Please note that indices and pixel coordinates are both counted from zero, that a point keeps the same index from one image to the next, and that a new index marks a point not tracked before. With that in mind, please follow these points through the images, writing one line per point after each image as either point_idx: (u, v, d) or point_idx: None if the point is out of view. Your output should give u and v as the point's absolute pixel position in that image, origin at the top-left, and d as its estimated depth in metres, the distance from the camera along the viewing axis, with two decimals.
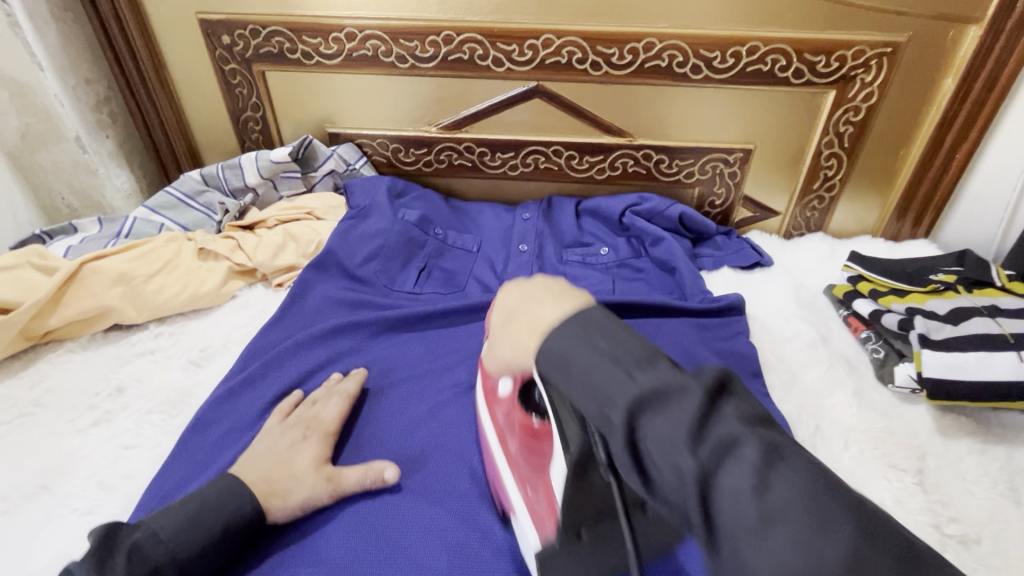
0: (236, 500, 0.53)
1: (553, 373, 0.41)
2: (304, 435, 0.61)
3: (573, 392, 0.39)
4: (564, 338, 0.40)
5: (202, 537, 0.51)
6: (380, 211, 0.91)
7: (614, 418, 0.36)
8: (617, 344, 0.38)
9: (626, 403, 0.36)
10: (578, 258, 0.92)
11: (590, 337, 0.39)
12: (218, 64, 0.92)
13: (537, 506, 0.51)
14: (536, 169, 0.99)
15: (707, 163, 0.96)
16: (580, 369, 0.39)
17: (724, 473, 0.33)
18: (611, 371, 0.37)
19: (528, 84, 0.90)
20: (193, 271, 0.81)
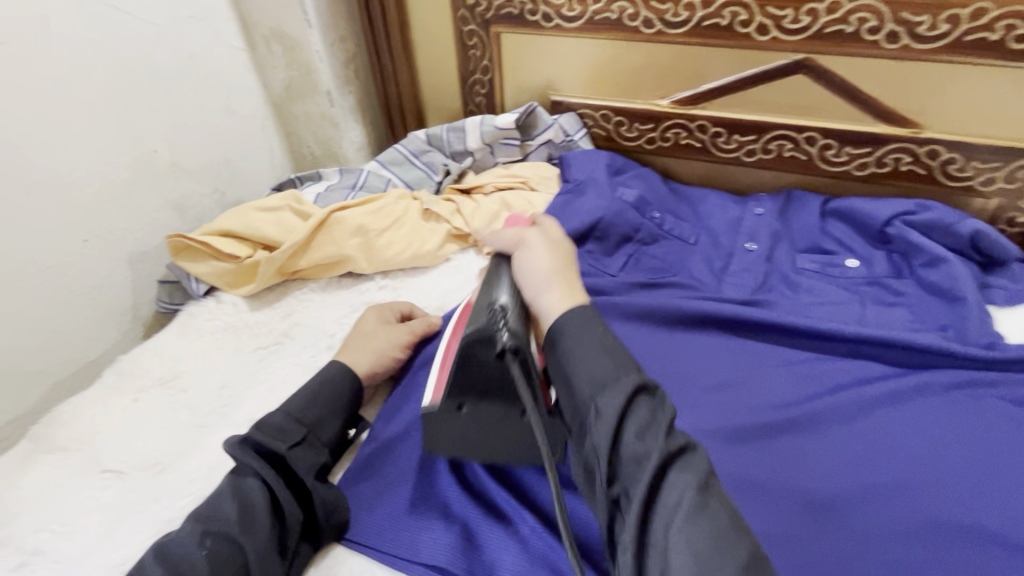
0: (342, 372, 0.60)
1: (557, 334, 0.48)
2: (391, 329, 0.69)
3: (568, 366, 0.46)
4: (574, 314, 0.49)
5: (304, 390, 0.57)
6: (597, 188, 0.86)
7: (594, 394, 0.44)
8: (614, 345, 0.47)
9: (603, 381, 0.44)
10: (818, 267, 0.78)
11: (593, 323, 0.48)
12: (457, 25, 0.93)
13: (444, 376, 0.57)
14: (778, 157, 0.86)
15: (1020, 169, 0.75)
16: (583, 356, 0.46)
17: (670, 487, 0.39)
18: (602, 363, 0.45)
19: (794, 56, 0.76)
20: (418, 230, 0.83)
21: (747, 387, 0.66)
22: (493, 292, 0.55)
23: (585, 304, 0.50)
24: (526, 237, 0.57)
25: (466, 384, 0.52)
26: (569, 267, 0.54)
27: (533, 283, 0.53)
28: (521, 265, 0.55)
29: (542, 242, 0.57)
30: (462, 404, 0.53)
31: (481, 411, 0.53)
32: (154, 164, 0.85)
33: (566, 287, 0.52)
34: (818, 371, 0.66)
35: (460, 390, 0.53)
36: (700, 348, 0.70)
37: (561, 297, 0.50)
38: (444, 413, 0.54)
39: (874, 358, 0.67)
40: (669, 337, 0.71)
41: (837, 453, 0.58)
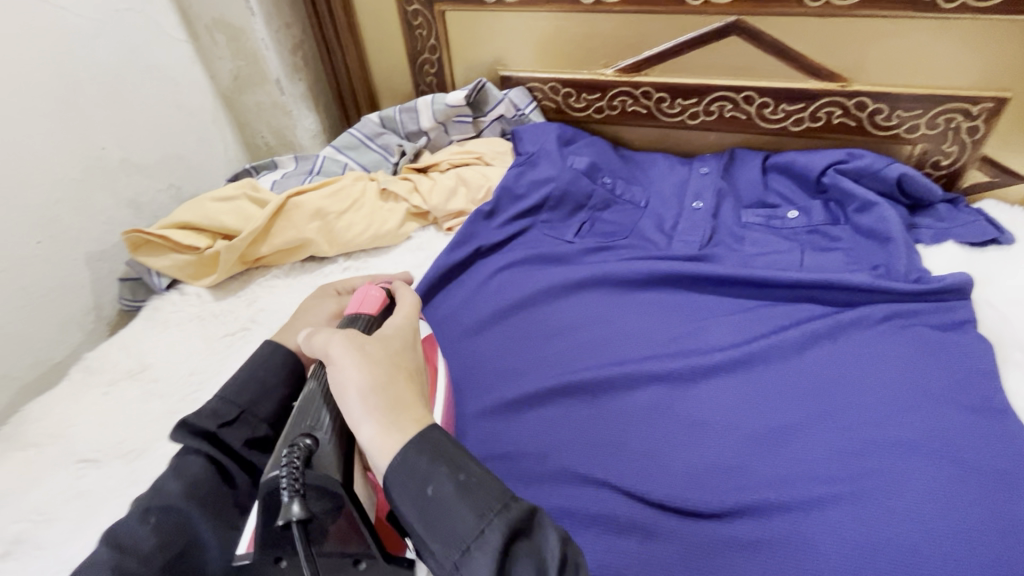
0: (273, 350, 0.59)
1: (396, 490, 0.40)
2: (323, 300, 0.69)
3: (414, 522, 0.40)
4: (403, 462, 0.40)
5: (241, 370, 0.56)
6: (549, 158, 0.89)
7: (458, 563, 0.37)
8: (459, 469, 0.40)
9: (467, 543, 0.38)
10: (761, 220, 0.82)
11: (435, 464, 0.40)
12: (401, 5, 0.93)
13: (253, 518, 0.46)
14: (720, 118, 0.89)
15: (940, 115, 0.80)
16: (443, 512, 0.39)
17: None
18: (461, 513, 0.39)
19: (727, 19, 0.80)
20: (377, 211, 0.85)
21: (696, 336, 0.70)
22: (312, 413, 0.47)
23: (427, 428, 0.42)
24: (329, 349, 0.46)
25: (278, 525, 0.42)
26: (394, 370, 0.45)
27: (348, 410, 0.43)
28: (334, 382, 0.44)
29: (352, 353, 0.45)
30: (279, 559, 0.44)
31: (300, 567, 0.44)
32: (103, 161, 0.85)
33: (388, 420, 0.42)
34: (761, 316, 0.71)
35: (280, 544, 0.43)
36: (652, 304, 0.74)
37: (382, 426, 0.42)
38: (262, 565, 0.44)
39: (813, 300, 0.72)
40: (623, 296, 0.76)
41: (780, 386, 0.63)
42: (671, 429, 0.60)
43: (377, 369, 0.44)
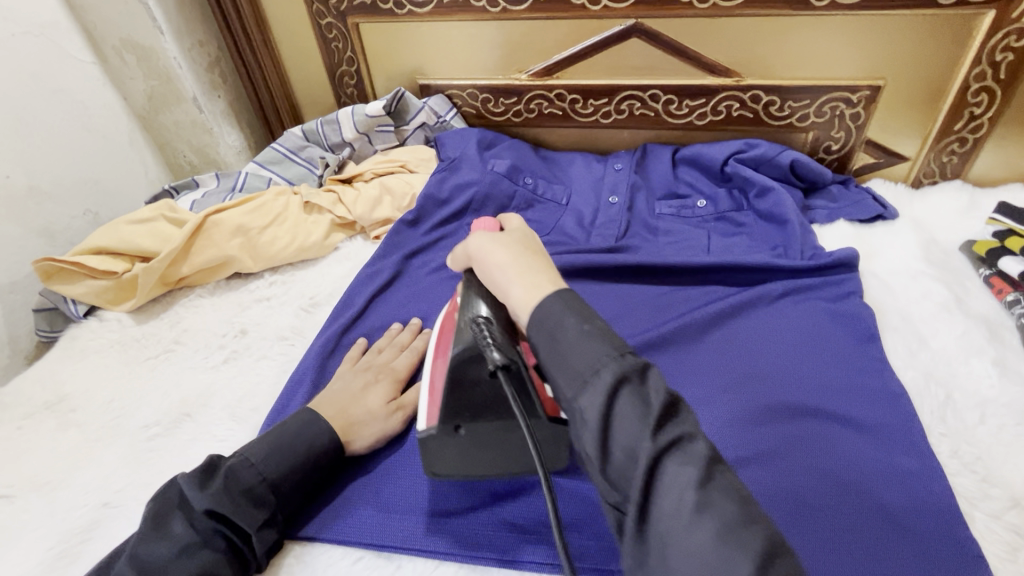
0: (315, 427, 0.58)
1: (533, 331, 0.43)
2: (376, 378, 0.65)
3: (543, 357, 0.42)
4: (540, 310, 0.44)
5: (285, 456, 0.55)
6: (471, 163, 0.91)
7: (574, 392, 0.39)
8: (590, 318, 0.42)
9: (585, 374, 0.39)
10: (673, 210, 0.87)
11: (568, 310, 0.43)
12: (314, 19, 0.94)
13: (433, 384, 0.54)
14: (631, 116, 0.94)
15: (826, 103, 0.87)
16: (567, 352, 0.41)
17: (633, 438, 0.36)
18: (585, 351, 0.40)
19: (626, 22, 0.84)
20: (301, 224, 0.86)
21: (614, 324, 0.74)
22: (468, 303, 0.53)
23: (565, 290, 0.45)
24: (468, 247, 0.55)
25: (459, 410, 0.51)
26: (534, 253, 0.51)
27: (501, 286, 0.50)
28: (485, 272, 0.52)
29: (495, 241, 0.53)
30: (458, 427, 0.51)
31: (477, 431, 0.51)
32: (9, 191, 0.82)
33: (528, 275, 0.48)
34: (674, 301, 0.75)
35: (456, 408, 0.51)
36: None
37: (526, 288, 0.47)
38: (442, 437, 0.51)
39: (719, 282, 0.77)
40: None
41: (690, 365, 0.67)
42: None
43: (513, 255, 0.50)
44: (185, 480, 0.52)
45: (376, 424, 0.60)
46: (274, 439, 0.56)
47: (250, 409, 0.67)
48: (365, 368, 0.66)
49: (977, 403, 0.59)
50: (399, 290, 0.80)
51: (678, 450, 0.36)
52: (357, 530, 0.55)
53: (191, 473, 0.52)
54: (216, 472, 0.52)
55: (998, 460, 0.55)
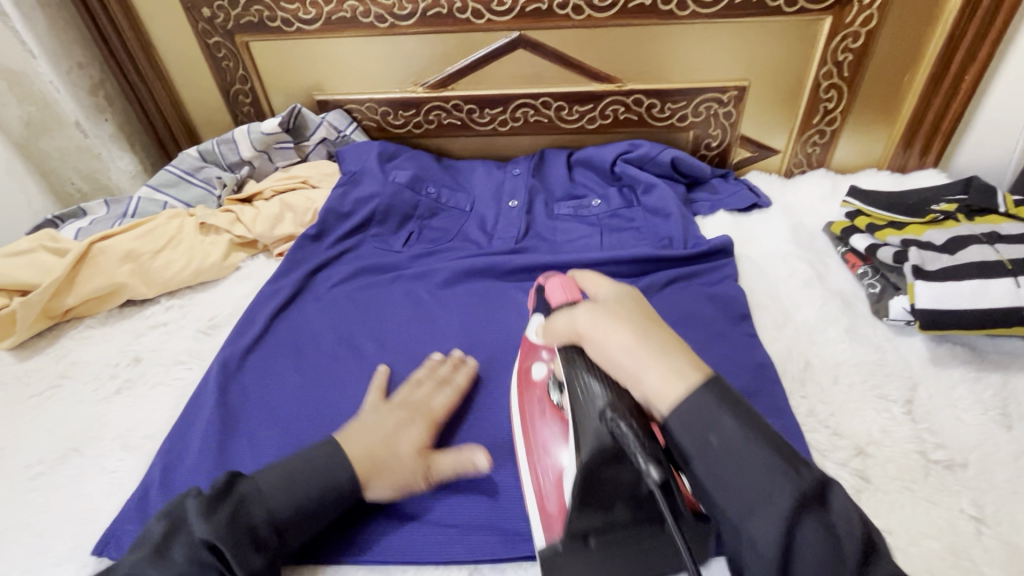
0: (333, 460, 0.53)
1: (681, 432, 0.42)
2: (412, 418, 0.60)
3: (699, 467, 0.42)
4: (692, 407, 0.43)
5: (297, 487, 0.51)
6: (372, 176, 0.92)
7: (741, 517, 0.40)
8: (750, 423, 0.42)
9: (762, 491, 0.39)
10: (570, 211, 0.91)
11: (724, 409, 0.42)
12: (202, 39, 0.93)
13: (549, 505, 0.51)
14: (526, 123, 0.98)
15: (701, 104, 0.94)
16: (733, 462, 0.41)
17: (801, 545, 0.38)
18: (755, 468, 0.40)
19: (510, 34, 0.88)
20: (197, 245, 0.84)
21: (515, 321, 0.77)
22: (588, 385, 0.48)
23: (709, 379, 0.44)
24: (580, 324, 0.51)
25: (589, 511, 0.46)
26: (648, 328, 0.49)
27: (625, 367, 0.46)
28: (601, 352, 0.49)
29: (602, 319, 0.50)
30: (587, 538, 0.47)
31: (608, 542, 0.47)
32: None
33: (660, 358, 0.46)
34: None
35: (586, 525, 0.46)
36: (474, 299, 0.80)
37: (663, 373, 0.45)
38: (570, 550, 0.47)
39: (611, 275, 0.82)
40: (448, 296, 0.81)
41: None
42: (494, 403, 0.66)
43: (638, 332, 0.48)
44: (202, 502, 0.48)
45: (402, 473, 0.55)
46: (295, 470, 0.52)
47: (144, 438, 0.65)
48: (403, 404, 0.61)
49: (831, 366, 0.66)
50: (303, 305, 0.81)
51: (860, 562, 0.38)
52: None
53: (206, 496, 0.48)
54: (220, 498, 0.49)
55: (847, 414, 0.61)
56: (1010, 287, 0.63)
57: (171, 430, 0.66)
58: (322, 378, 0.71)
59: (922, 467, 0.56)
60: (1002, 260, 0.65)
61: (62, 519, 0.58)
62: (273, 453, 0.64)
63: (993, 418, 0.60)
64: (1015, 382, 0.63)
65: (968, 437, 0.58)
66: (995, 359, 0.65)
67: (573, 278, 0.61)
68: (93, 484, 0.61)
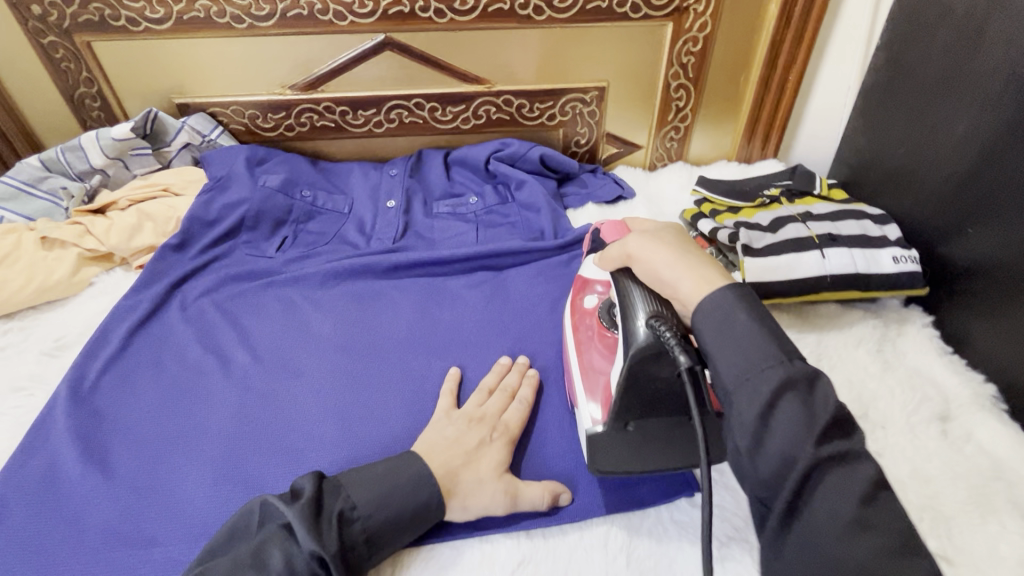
0: (420, 485, 0.53)
1: (702, 328, 0.45)
2: (491, 436, 0.59)
3: (711, 355, 0.44)
4: (711, 304, 0.45)
5: (387, 496, 0.52)
6: (240, 181, 0.89)
7: (733, 387, 0.42)
8: (766, 318, 0.44)
9: (744, 343, 0.42)
10: (448, 209, 0.94)
11: (740, 305, 0.44)
12: (34, 38, 0.85)
13: (597, 398, 0.57)
14: (401, 124, 0.99)
15: (567, 103, 0.99)
16: (735, 336, 0.43)
17: (779, 411, 0.40)
18: (762, 348, 0.42)
19: (376, 36, 0.89)
20: (39, 261, 0.78)
21: (392, 318, 0.78)
22: (627, 287, 0.54)
23: (761, 315, 0.44)
24: (632, 248, 0.53)
25: (631, 395, 0.53)
26: (685, 245, 0.52)
27: (665, 281, 0.50)
28: (645, 267, 0.52)
29: (652, 243, 0.52)
30: (628, 423, 0.54)
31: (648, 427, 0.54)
32: None
33: (694, 268, 0.48)
34: (446, 289, 0.82)
35: (629, 408, 0.53)
36: (352, 300, 0.80)
37: (698, 280, 0.47)
38: (612, 434, 0.54)
39: (486, 268, 0.85)
40: (325, 296, 0.81)
41: (457, 346, 0.74)
42: (367, 402, 0.67)
43: (678, 255, 0.50)
44: (299, 514, 0.47)
45: (483, 498, 0.54)
46: (386, 486, 0.52)
47: None
48: (478, 419, 0.61)
49: None
50: (165, 318, 0.77)
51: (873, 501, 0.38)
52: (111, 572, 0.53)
53: (304, 506, 0.48)
54: (320, 514, 0.48)
55: None
56: (817, 259, 0.73)
57: (13, 458, 0.61)
58: (187, 390, 0.68)
59: None
60: (811, 235, 0.75)
61: None
62: (129, 474, 0.60)
63: None
64: (827, 340, 0.73)
65: None
66: (812, 321, 0.75)
67: (626, 220, 0.63)
68: None
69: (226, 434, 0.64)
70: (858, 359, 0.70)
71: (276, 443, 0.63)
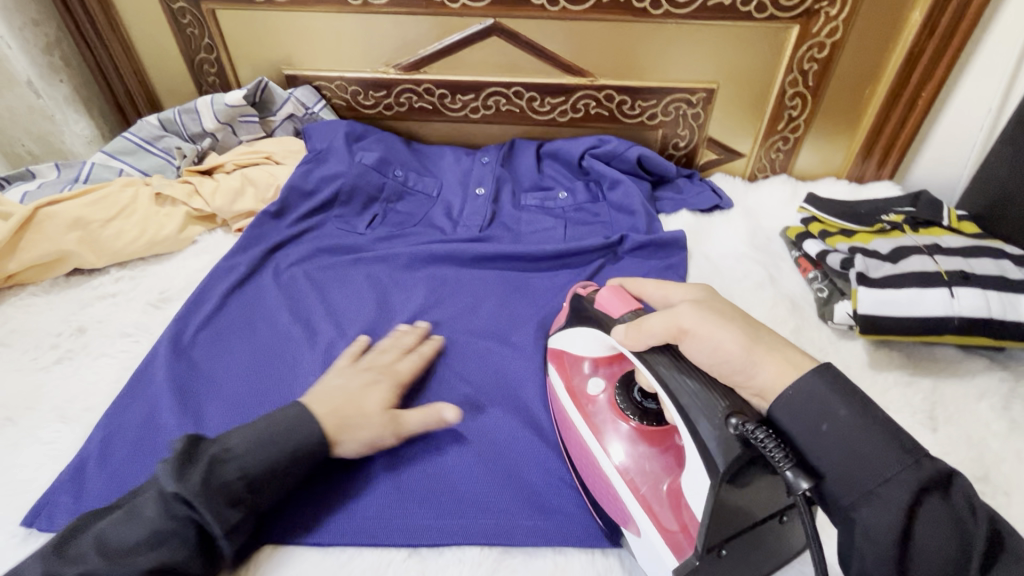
0: (297, 428, 0.53)
1: (791, 423, 0.42)
2: (377, 378, 0.61)
3: (820, 457, 0.41)
4: (798, 393, 0.43)
5: (249, 440, 0.51)
6: (338, 155, 0.91)
7: (845, 494, 0.40)
8: (868, 408, 0.41)
9: (854, 443, 0.40)
10: (535, 202, 0.92)
11: (837, 395, 0.42)
12: (166, 3, 0.90)
13: (660, 515, 0.47)
14: (497, 111, 0.98)
15: (670, 103, 0.95)
16: (845, 439, 0.40)
17: (918, 521, 0.38)
18: (879, 449, 0.39)
19: (484, 20, 0.88)
20: (151, 216, 0.82)
21: (474, 307, 0.77)
22: (664, 369, 0.47)
23: (890, 439, 0.40)
24: (685, 322, 0.48)
25: (720, 530, 0.41)
26: (735, 318, 0.49)
27: (719, 346, 0.47)
28: (700, 356, 0.47)
29: (705, 317, 0.48)
30: (721, 550, 0.42)
31: (732, 552, 0.43)
32: None
33: (769, 350, 0.46)
34: (531, 283, 0.80)
35: (718, 537, 0.42)
36: (437, 286, 0.80)
37: (779, 368, 0.44)
38: (705, 566, 0.42)
39: (571, 267, 0.83)
40: (410, 281, 0.81)
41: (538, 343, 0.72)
42: (446, 392, 0.66)
43: (741, 337, 0.47)
44: (168, 468, 0.47)
45: (370, 430, 0.56)
46: (265, 435, 0.51)
47: (83, 410, 0.64)
48: (367, 367, 0.63)
49: None
50: (259, 283, 0.79)
51: (973, 546, 0.38)
52: None
53: (176, 455, 0.48)
54: (188, 460, 0.48)
55: None
56: (945, 297, 0.66)
57: (116, 399, 0.64)
58: (275, 356, 0.70)
59: None
60: (939, 270, 0.68)
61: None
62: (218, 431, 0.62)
63: (919, 421, 0.63)
64: (944, 388, 0.66)
65: None
66: (926, 365, 0.69)
67: (626, 286, 0.62)
68: (26, 455, 0.59)
69: None
70: (978, 413, 0.64)
71: None
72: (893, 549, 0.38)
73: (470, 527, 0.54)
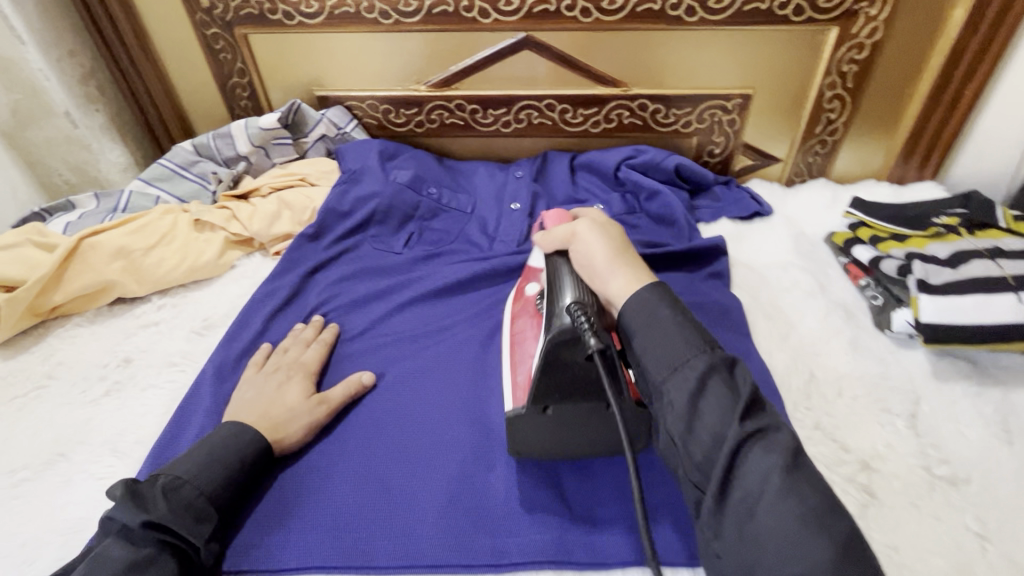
0: (240, 433, 0.57)
1: (639, 340, 0.49)
2: (288, 376, 0.65)
3: (653, 376, 0.47)
4: (647, 311, 0.50)
5: (187, 457, 0.54)
6: (372, 175, 0.90)
7: (672, 409, 0.44)
8: (705, 346, 0.46)
9: (680, 367, 0.45)
10: None
11: (682, 333, 0.47)
12: (199, 29, 0.90)
13: (519, 376, 0.58)
14: (529, 125, 0.97)
15: (705, 110, 0.93)
16: (677, 368, 0.45)
17: (738, 442, 0.40)
18: (698, 371, 0.44)
19: (517, 35, 0.87)
20: (191, 242, 0.82)
21: None
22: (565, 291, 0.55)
23: (715, 362, 0.44)
24: (582, 243, 0.60)
25: (551, 380, 0.52)
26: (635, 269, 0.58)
27: (607, 292, 0.56)
28: (589, 268, 0.58)
29: (605, 257, 0.58)
30: (547, 407, 0.53)
31: (565, 411, 0.53)
32: None
33: (636, 286, 0.56)
34: None
35: (547, 391, 0.52)
36: (478, 304, 0.79)
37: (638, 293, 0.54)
38: (532, 416, 0.54)
39: None
40: (449, 300, 0.80)
41: None
42: (494, 413, 0.65)
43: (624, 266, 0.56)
44: (120, 510, 0.47)
45: (303, 418, 0.61)
46: (208, 454, 0.54)
47: (134, 443, 0.63)
48: (275, 368, 0.67)
49: (835, 378, 0.66)
50: (301, 306, 0.79)
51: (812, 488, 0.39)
52: (253, 555, 0.53)
53: (123, 490, 0.49)
54: (141, 495, 0.49)
55: (853, 429, 0.61)
56: (1012, 303, 0.64)
57: (165, 429, 0.63)
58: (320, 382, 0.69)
59: (927, 482, 0.56)
60: (1005, 275, 0.65)
61: (51, 522, 0.56)
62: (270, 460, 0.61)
63: (994, 434, 0.60)
64: (1016, 398, 0.63)
65: (972, 454, 0.58)
66: (995, 374, 0.66)
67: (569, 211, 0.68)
68: (80, 490, 0.59)
69: (360, 429, 0.63)
70: None
71: (407, 445, 0.62)
72: (731, 488, 0.40)
73: (530, 554, 0.52)
